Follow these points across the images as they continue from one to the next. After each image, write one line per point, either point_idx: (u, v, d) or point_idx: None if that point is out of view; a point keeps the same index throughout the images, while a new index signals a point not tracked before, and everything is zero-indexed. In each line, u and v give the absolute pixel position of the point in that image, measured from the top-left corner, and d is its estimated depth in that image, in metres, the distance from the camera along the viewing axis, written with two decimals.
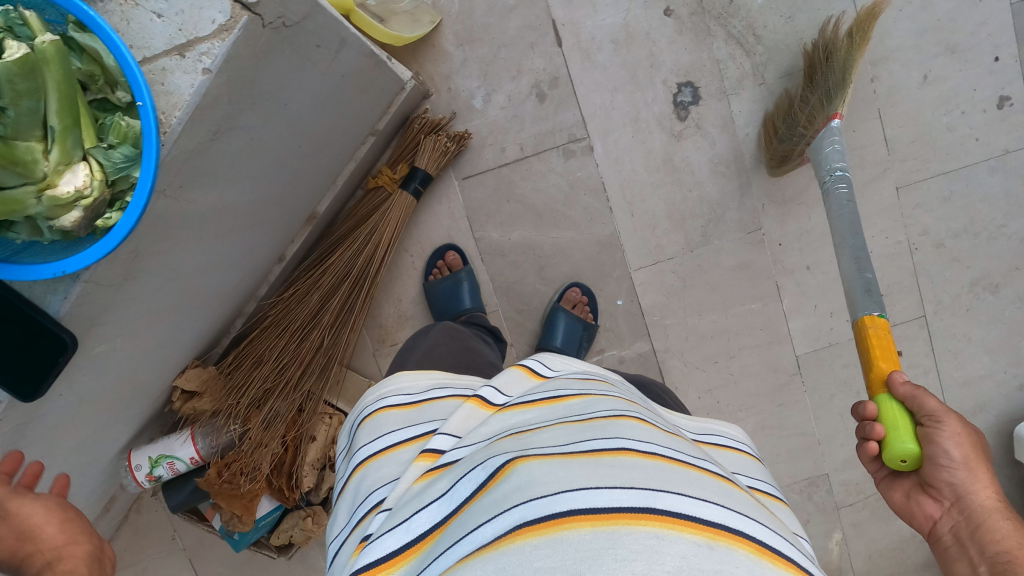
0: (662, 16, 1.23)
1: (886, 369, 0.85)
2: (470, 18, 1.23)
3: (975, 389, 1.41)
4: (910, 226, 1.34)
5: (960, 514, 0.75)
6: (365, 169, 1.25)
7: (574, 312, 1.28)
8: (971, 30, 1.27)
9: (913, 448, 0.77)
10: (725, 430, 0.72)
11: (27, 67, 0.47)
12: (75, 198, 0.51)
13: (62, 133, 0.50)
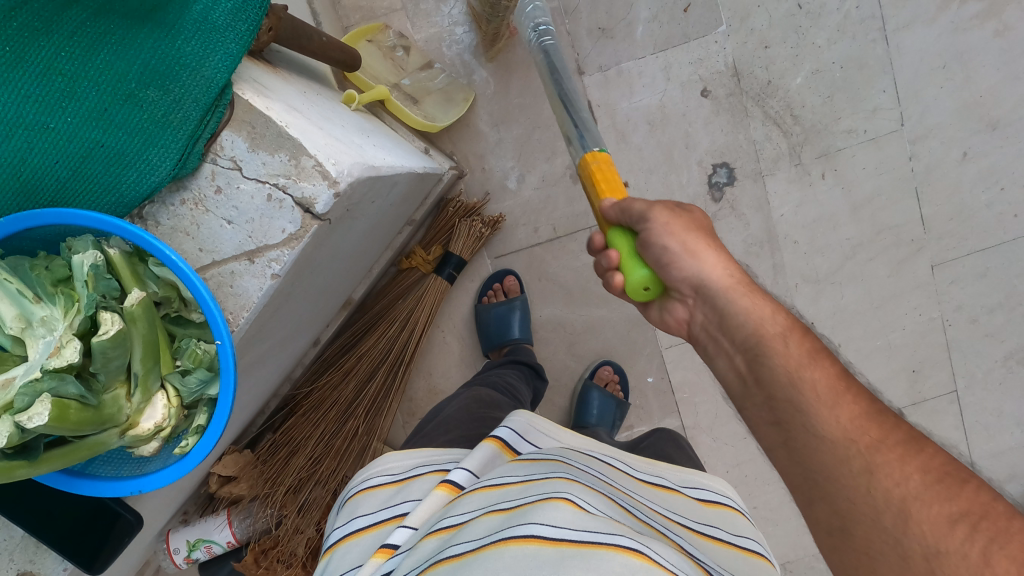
0: (698, 96, 1.22)
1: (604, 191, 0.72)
2: (506, 98, 1.22)
3: (1006, 460, 1.36)
4: (943, 302, 1.30)
5: (704, 307, 0.63)
6: (401, 249, 1.23)
7: (605, 389, 1.27)
8: (1013, 106, 1.22)
9: (647, 272, 0.65)
10: (709, 484, 0.75)
11: (118, 339, 0.45)
12: (155, 432, 0.50)
13: (144, 377, 0.48)
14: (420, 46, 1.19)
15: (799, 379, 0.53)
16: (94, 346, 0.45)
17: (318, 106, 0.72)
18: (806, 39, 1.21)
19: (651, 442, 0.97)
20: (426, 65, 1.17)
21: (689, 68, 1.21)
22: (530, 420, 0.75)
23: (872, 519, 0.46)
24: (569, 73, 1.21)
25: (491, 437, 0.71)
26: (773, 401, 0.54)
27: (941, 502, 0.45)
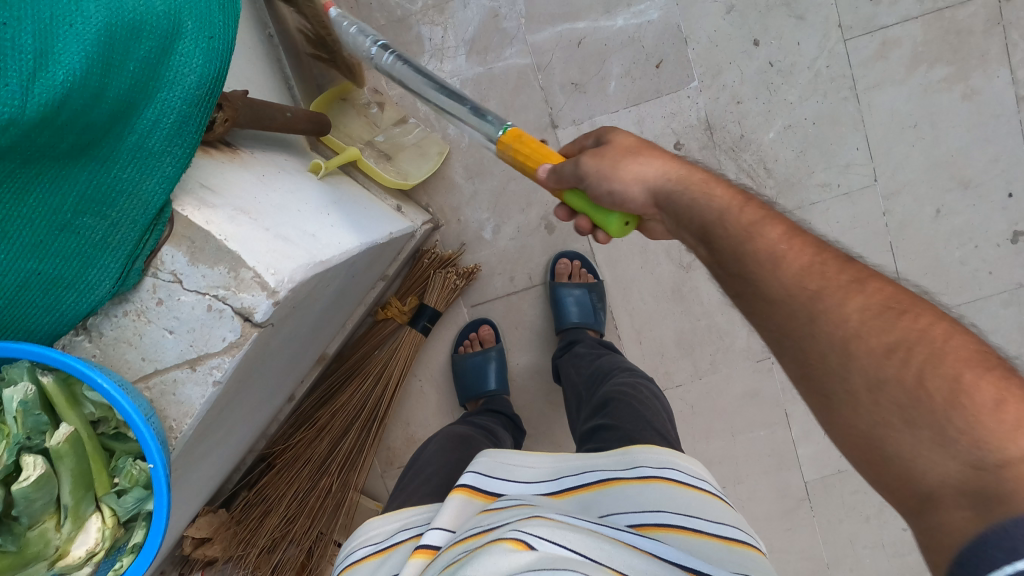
0: (672, 150, 1.23)
1: (540, 163, 0.68)
2: (480, 151, 1.24)
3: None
4: None
5: (668, 217, 0.61)
6: (378, 300, 1.23)
7: (570, 281, 1.22)
8: (985, 166, 1.24)
9: (615, 215, 0.63)
10: (683, 464, 0.73)
11: (40, 482, 0.49)
12: (87, 557, 0.53)
13: (73, 509, 0.52)
14: (395, 103, 1.22)
15: (968, 419, 0.40)
16: (16, 492, 0.48)
17: (277, 193, 0.70)
18: (778, 96, 1.23)
19: (619, 388, 0.96)
20: (400, 121, 1.20)
21: (663, 123, 1.22)
22: (494, 458, 0.75)
23: (850, 399, 0.45)
24: (543, 128, 1.22)
25: (458, 486, 0.71)
26: (852, 431, 0.45)
27: (877, 334, 0.46)
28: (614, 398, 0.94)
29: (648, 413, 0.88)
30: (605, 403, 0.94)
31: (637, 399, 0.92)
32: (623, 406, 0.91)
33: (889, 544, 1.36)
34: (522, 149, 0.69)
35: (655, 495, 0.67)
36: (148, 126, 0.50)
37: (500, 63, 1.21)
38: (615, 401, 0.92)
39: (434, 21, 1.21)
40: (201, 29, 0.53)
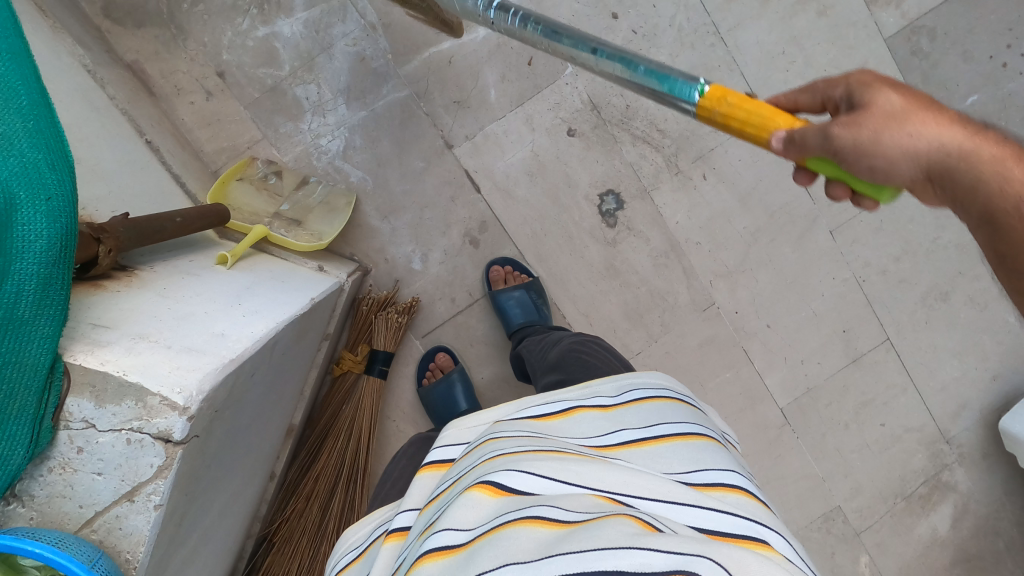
0: (567, 137, 1.28)
1: (769, 131, 0.55)
2: (387, 189, 1.26)
3: (953, 392, 1.42)
4: (852, 260, 1.36)
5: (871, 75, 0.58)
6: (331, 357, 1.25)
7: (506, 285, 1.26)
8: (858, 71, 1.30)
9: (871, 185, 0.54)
10: (641, 382, 0.71)
11: None
12: None
13: None
14: (291, 167, 1.24)
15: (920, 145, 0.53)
16: None
17: (183, 302, 0.71)
18: (651, 60, 1.27)
19: (572, 345, 1.00)
20: (301, 183, 1.23)
21: (550, 114, 1.27)
22: (462, 426, 0.68)
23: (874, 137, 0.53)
24: (439, 151, 1.27)
25: (427, 462, 0.65)
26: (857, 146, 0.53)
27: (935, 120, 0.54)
28: (569, 353, 0.98)
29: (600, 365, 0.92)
30: (560, 360, 0.98)
31: (589, 353, 0.96)
32: (574, 361, 0.95)
33: (872, 441, 1.42)
34: (736, 111, 0.56)
35: (620, 417, 0.66)
36: (12, 298, 0.52)
37: (379, 102, 1.25)
38: (565, 360, 0.96)
39: (305, 80, 1.23)
40: (35, 194, 0.55)
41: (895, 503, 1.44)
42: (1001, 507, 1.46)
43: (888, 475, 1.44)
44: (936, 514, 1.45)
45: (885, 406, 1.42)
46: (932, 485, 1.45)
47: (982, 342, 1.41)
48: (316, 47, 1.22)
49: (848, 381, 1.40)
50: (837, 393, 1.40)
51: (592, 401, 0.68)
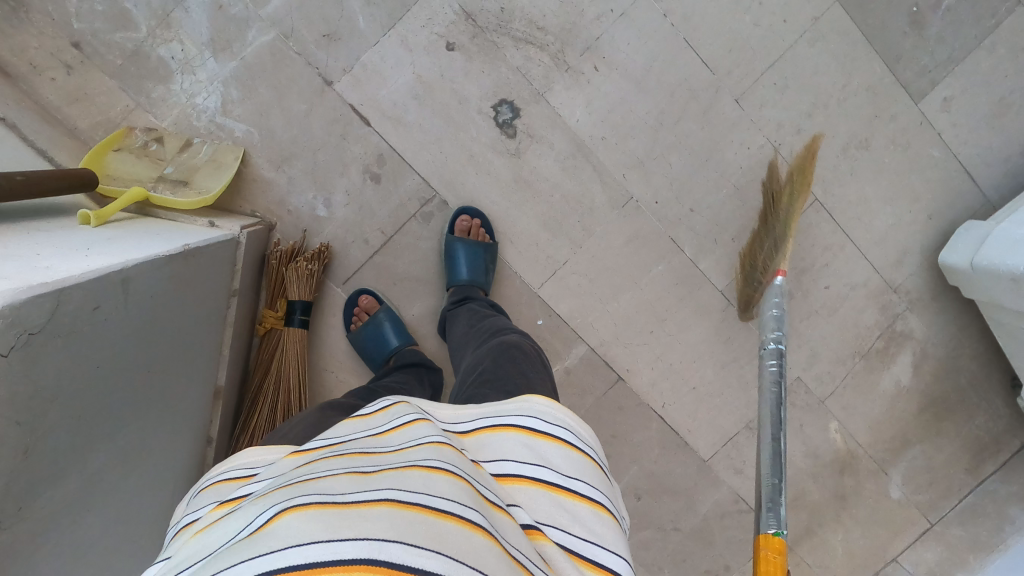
0: (446, 53, 1.24)
1: None
2: (275, 138, 1.24)
3: (891, 241, 1.40)
4: (764, 127, 1.33)
5: None
6: (253, 319, 1.24)
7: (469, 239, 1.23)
8: None
9: None
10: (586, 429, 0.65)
11: None
12: None
13: None
14: (172, 131, 1.22)
15: None
16: None
17: (11, 250, 0.69)
18: None
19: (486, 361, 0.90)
20: (184, 145, 1.21)
21: (423, 31, 1.23)
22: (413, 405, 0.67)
23: None
24: (319, 90, 1.23)
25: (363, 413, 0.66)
26: None
27: None
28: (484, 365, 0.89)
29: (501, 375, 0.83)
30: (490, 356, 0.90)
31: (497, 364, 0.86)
32: (505, 359, 0.87)
33: (820, 307, 1.40)
34: None
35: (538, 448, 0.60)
36: None
37: (247, 49, 1.21)
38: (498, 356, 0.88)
39: (166, 39, 1.20)
40: None
41: (852, 364, 1.44)
42: (957, 344, 1.46)
43: (842, 337, 1.42)
44: (897, 366, 1.46)
45: (826, 269, 1.39)
46: (887, 338, 1.44)
47: (916, 182, 1.39)
48: (171, 5, 1.19)
49: (785, 252, 1.37)
50: None
51: (525, 421, 0.61)
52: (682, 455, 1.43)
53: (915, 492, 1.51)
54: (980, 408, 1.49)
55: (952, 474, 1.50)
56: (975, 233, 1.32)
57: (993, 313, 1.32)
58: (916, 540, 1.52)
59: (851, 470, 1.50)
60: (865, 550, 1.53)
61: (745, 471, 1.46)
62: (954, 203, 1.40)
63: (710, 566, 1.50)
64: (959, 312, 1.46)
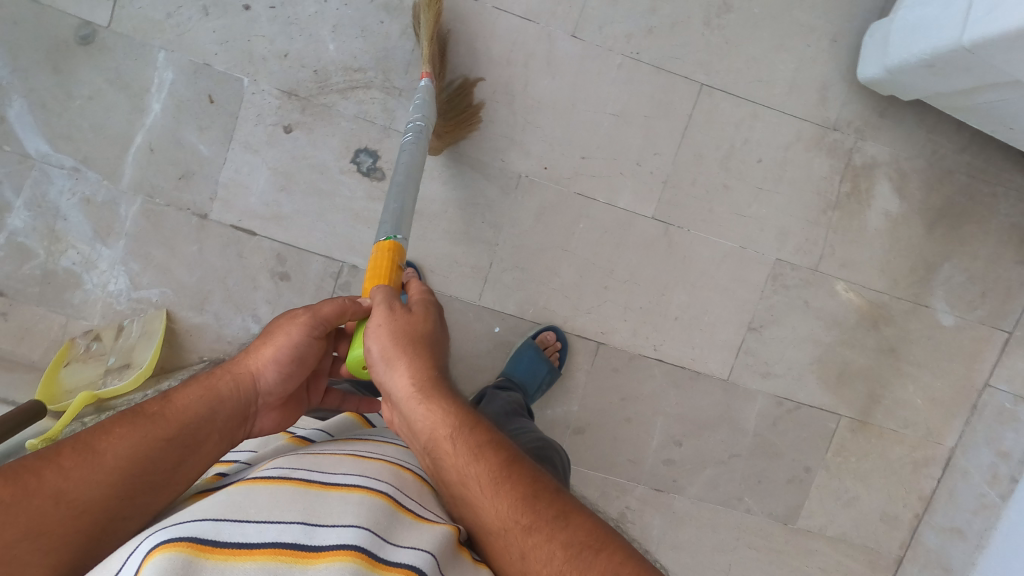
0: (287, 134, 1.24)
1: None
2: (184, 286, 1.26)
3: (805, 83, 1.25)
4: (613, 46, 1.24)
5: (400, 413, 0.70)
6: None
7: (543, 353, 1.29)
8: None
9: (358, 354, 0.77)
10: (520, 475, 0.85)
11: None
12: None
13: None
14: (106, 322, 1.26)
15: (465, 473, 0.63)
16: None
17: None
18: (302, 18, 1.21)
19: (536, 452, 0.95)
20: (117, 330, 1.25)
21: (257, 128, 1.23)
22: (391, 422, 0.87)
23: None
24: (199, 226, 1.25)
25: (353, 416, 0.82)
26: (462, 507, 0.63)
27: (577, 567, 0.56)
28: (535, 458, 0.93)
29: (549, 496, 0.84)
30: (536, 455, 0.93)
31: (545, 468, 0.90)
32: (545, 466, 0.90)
33: (760, 180, 1.29)
34: None
35: None
36: None
37: (126, 224, 1.23)
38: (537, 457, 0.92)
39: (60, 250, 1.22)
40: None
41: (830, 214, 1.30)
42: (934, 149, 1.27)
43: (802, 201, 1.30)
44: (878, 198, 1.29)
45: (747, 146, 1.27)
46: (853, 177, 1.28)
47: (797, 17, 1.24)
48: (48, 217, 1.22)
49: (696, 146, 1.28)
50: (693, 166, 1.29)
51: None
52: (699, 384, 1.37)
53: (969, 310, 1.32)
54: (1000, 196, 1.28)
55: (1005, 272, 1.30)
56: (880, 34, 1.15)
57: (949, 100, 1.10)
58: (1000, 355, 1.33)
59: (886, 318, 1.33)
60: (944, 389, 1.35)
61: (773, 370, 1.36)
62: (850, 13, 1.24)
63: (791, 476, 1.39)
64: (921, 116, 1.26)
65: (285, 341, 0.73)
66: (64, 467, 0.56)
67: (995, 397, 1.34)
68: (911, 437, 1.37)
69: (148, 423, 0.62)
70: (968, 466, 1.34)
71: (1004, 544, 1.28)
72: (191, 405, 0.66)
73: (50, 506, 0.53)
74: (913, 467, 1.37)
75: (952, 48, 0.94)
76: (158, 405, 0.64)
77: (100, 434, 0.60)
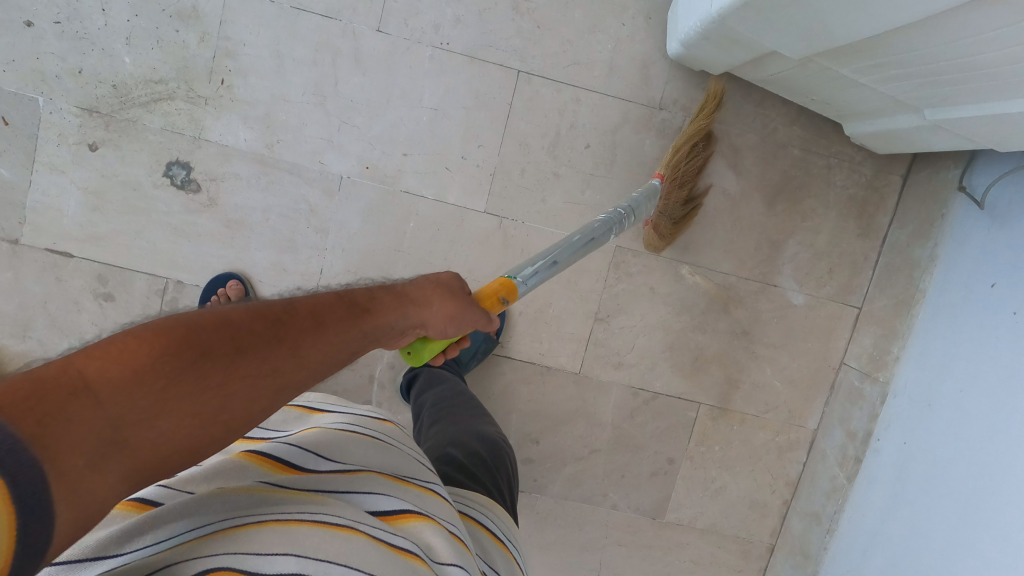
0: (95, 154, 1.19)
1: None
2: (4, 315, 1.23)
3: (624, 65, 1.24)
4: (421, 39, 1.21)
5: None
6: None
7: None
8: None
9: None
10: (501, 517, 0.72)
11: None
12: None
13: None
14: None
15: None
16: None
17: None
18: (93, 32, 1.16)
19: (482, 448, 0.88)
20: None
21: (60, 148, 1.19)
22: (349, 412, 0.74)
23: None
24: (11, 252, 1.21)
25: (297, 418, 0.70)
26: None
27: None
28: (479, 453, 0.87)
29: (502, 498, 0.80)
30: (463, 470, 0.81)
31: (484, 469, 0.83)
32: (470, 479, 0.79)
33: (590, 167, 1.26)
34: None
35: (490, 506, 0.72)
36: None
37: None
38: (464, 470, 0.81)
39: None
40: None
41: (666, 198, 1.28)
42: (764, 123, 1.27)
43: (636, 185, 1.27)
44: (713, 177, 1.28)
45: (573, 132, 1.25)
46: (685, 158, 1.27)
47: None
48: None
49: (521, 136, 1.25)
50: (520, 156, 1.25)
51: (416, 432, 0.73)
52: (550, 381, 1.32)
53: (818, 288, 1.32)
54: (834, 168, 1.28)
55: (848, 246, 1.30)
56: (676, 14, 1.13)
57: (745, 73, 1.11)
58: (852, 332, 1.33)
59: (736, 301, 1.31)
60: (801, 371, 1.34)
61: (625, 361, 1.32)
62: None
63: (655, 468, 1.36)
64: (745, 92, 1.26)
65: (455, 308, 0.70)
66: (196, 346, 0.48)
67: (848, 373, 1.32)
68: (773, 421, 1.36)
69: (316, 322, 0.59)
70: (826, 451, 1.33)
71: (851, 525, 1.25)
72: (380, 322, 0.64)
73: (161, 384, 0.45)
74: (778, 453, 1.37)
75: (713, 20, 0.91)
76: (317, 315, 0.59)
77: (242, 325, 0.53)
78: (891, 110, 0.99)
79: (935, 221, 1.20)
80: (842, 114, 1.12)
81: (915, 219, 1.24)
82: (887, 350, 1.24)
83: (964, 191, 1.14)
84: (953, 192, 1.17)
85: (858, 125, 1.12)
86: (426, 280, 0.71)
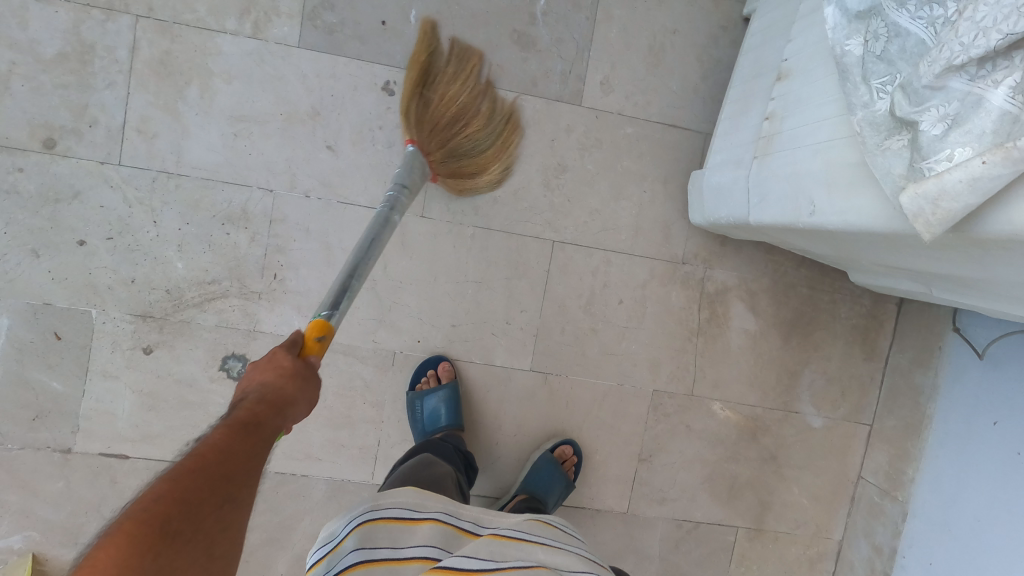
0: (148, 356, 1.21)
1: None
2: (55, 523, 1.22)
3: (648, 227, 1.35)
4: (462, 221, 1.28)
5: None
6: None
7: (563, 470, 1.30)
8: (308, 90, 1.20)
9: None
10: None
11: None
12: None
13: None
14: None
15: None
16: None
17: None
18: (145, 243, 1.19)
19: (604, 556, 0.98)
20: None
21: (114, 356, 1.20)
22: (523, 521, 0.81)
23: None
24: (62, 460, 1.21)
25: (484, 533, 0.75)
26: None
27: None
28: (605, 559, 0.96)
29: None
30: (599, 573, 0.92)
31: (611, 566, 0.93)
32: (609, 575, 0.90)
33: (622, 322, 1.36)
34: None
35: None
36: None
37: None
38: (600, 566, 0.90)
39: None
40: None
41: (694, 342, 1.39)
42: (775, 267, 1.40)
43: (666, 334, 1.38)
44: (735, 319, 1.40)
45: (607, 291, 1.35)
46: (709, 305, 1.39)
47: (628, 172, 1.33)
48: None
49: (558, 299, 1.34)
50: (559, 317, 1.34)
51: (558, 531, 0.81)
52: (600, 523, 1.39)
53: (834, 410, 1.43)
54: (839, 303, 1.42)
55: (857, 370, 1.43)
56: (697, 187, 1.26)
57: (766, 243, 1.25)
58: (867, 447, 1.45)
59: (763, 430, 1.42)
60: (826, 487, 1.45)
61: (668, 497, 1.40)
62: (678, 160, 1.34)
63: None
64: (756, 243, 1.39)
65: (314, 393, 0.77)
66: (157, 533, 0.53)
67: (867, 488, 1.43)
68: (803, 536, 1.45)
69: (215, 465, 0.61)
70: (854, 559, 1.43)
71: None
72: (256, 449, 0.66)
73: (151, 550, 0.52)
74: (810, 564, 1.46)
75: (757, 221, 1.04)
76: (220, 454, 0.62)
77: (172, 490, 0.57)
78: (898, 278, 1.14)
79: (933, 351, 1.34)
80: (846, 268, 1.28)
81: (913, 345, 1.39)
82: (901, 470, 1.37)
83: (958, 330, 1.29)
84: (948, 329, 1.32)
85: (862, 279, 1.29)
86: (271, 373, 0.74)
